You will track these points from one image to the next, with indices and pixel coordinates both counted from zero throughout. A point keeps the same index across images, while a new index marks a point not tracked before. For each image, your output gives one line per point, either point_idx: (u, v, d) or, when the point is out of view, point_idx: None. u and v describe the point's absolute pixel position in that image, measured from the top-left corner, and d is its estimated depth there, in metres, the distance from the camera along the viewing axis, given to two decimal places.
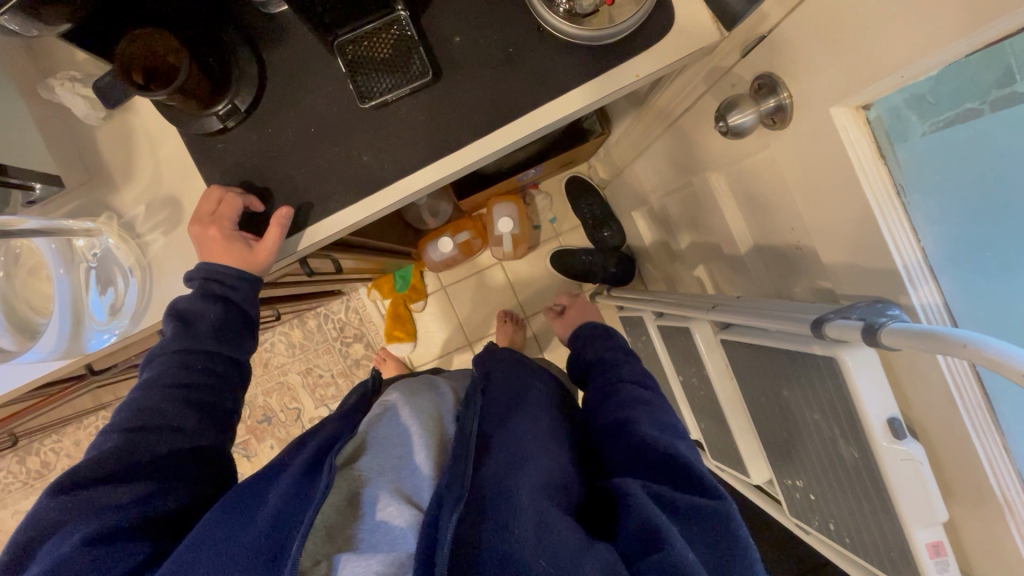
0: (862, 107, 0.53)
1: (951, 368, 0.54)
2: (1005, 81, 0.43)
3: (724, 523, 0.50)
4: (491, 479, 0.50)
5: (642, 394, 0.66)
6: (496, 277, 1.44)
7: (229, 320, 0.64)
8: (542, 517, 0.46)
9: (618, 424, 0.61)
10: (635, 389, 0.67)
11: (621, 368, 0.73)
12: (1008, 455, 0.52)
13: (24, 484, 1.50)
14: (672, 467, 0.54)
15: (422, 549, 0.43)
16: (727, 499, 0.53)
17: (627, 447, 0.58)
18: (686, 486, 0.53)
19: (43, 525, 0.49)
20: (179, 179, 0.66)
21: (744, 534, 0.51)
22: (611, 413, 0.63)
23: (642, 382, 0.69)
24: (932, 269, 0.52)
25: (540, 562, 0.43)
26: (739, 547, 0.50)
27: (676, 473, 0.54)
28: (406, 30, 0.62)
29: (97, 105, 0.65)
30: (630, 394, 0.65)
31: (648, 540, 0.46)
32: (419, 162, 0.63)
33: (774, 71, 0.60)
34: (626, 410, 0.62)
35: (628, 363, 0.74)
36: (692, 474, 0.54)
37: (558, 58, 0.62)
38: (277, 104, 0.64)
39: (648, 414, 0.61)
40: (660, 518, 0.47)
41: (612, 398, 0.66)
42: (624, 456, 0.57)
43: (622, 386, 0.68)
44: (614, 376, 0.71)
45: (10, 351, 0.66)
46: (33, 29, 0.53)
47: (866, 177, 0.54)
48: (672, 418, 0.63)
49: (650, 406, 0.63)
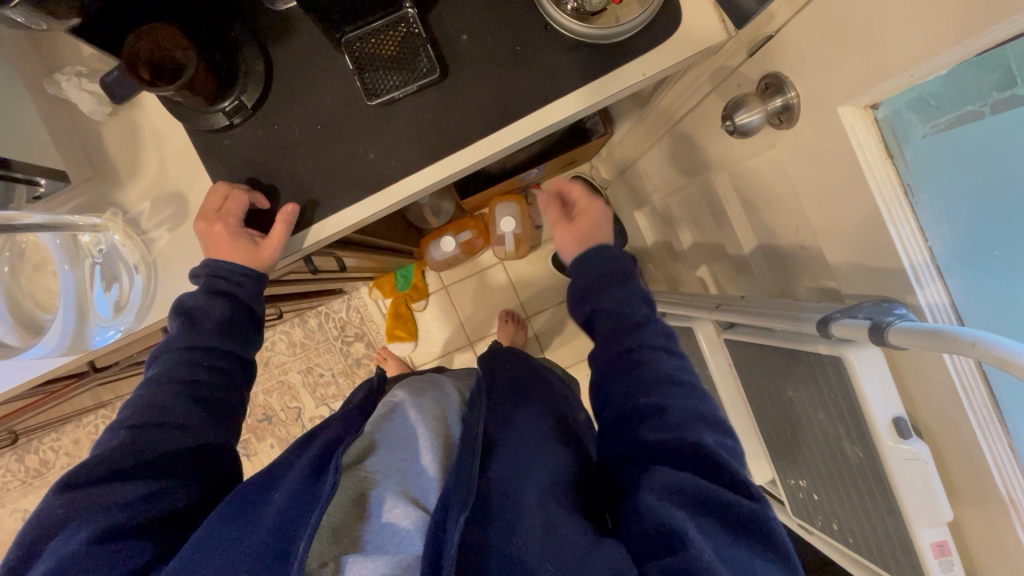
0: (870, 107, 0.53)
1: (957, 366, 0.54)
2: (1005, 84, 0.44)
3: (747, 519, 0.48)
4: (499, 488, 0.49)
5: (680, 371, 0.58)
6: (497, 277, 1.44)
7: (234, 316, 0.63)
8: (547, 522, 0.46)
9: (647, 411, 0.55)
10: (672, 362, 0.59)
11: (646, 337, 0.60)
12: (1014, 455, 0.52)
13: (22, 482, 1.49)
14: (702, 460, 0.51)
15: (430, 552, 0.43)
16: (760, 499, 0.50)
17: (653, 437, 0.53)
18: (714, 476, 0.51)
19: (50, 522, 0.49)
20: (184, 175, 0.66)
21: (778, 532, 0.49)
22: (639, 396, 0.56)
23: (675, 355, 0.60)
24: (939, 269, 0.53)
25: (547, 565, 0.43)
26: (770, 545, 0.48)
27: (705, 468, 0.51)
28: (413, 28, 0.61)
29: (104, 100, 0.65)
30: (664, 370, 0.57)
31: (667, 541, 0.45)
32: (426, 160, 0.63)
33: (782, 71, 0.61)
34: (659, 395, 0.56)
35: (654, 328, 0.61)
36: (723, 467, 0.50)
37: (564, 57, 0.62)
38: (283, 101, 0.64)
39: (679, 398, 0.56)
40: (678, 518, 0.46)
41: (640, 369, 0.58)
42: (649, 448, 0.53)
43: (658, 357, 0.59)
44: (639, 346, 0.59)
45: (14, 347, 0.66)
46: (42, 23, 0.53)
47: (874, 176, 0.54)
48: (706, 398, 0.57)
49: (682, 389, 0.57)
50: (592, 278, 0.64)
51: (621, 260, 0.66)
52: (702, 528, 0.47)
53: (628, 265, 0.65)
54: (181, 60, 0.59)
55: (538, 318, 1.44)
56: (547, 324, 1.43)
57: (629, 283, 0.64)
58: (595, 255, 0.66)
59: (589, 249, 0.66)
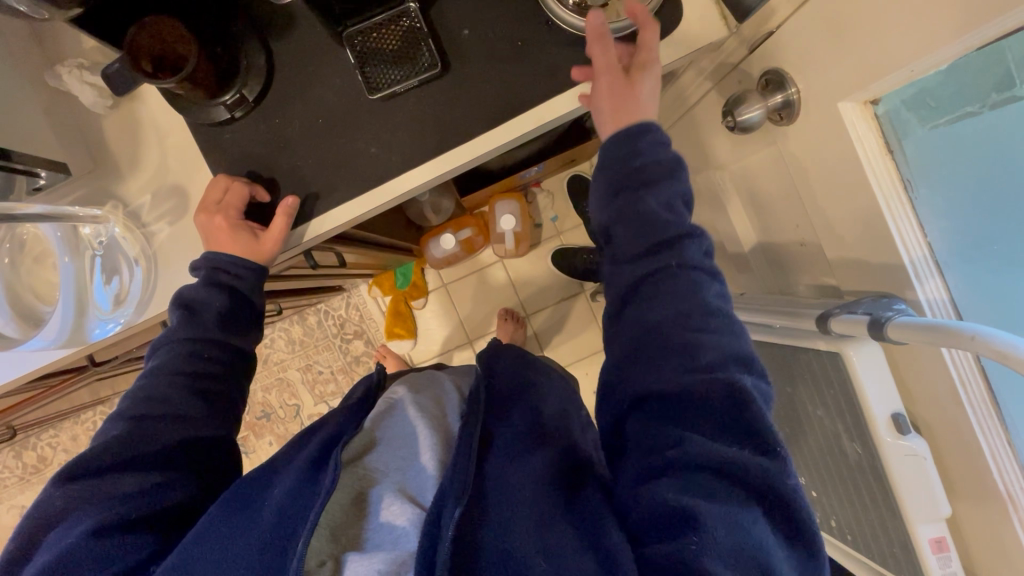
0: (870, 102, 0.54)
1: (956, 361, 0.54)
2: (1004, 84, 0.45)
3: (774, 482, 0.43)
4: (493, 483, 0.49)
5: (720, 300, 0.50)
6: (497, 275, 1.44)
7: (234, 309, 0.63)
8: (544, 516, 0.46)
9: (675, 349, 0.48)
10: (713, 288, 0.51)
11: (689, 252, 0.51)
12: (1010, 448, 0.53)
13: (20, 478, 1.49)
14: (731, 412, 0.45)
15: (424, 546, 0.44)
16: (784, 459, 0.45)
17: (677, 379, 0.47)
18: (739, 433, 0.45)
19: (49, 513, 0.49)
20: (185, 168, 0.66)
21: (799, 498, 0.44)
22: (668, 331, 0.49)
23: (716, 279, 0.52)
24: (938, 264, 0.54)
25: (538, 560, 0.43)
26: (790, 511, 0.43)
27: (729, 423, 0.45)
28: (415, 22, 0.62)
29: (106, 92, 0.65)
30: (705, 300, 0.49)
31: (681, 520, 0.42)
32: (427, 154, 0.63)
33: (782, 67, 0.62)
34: (693, 333, 0.48)
35: (698, 244, 0.52)
36: (753, 421, 0.45)
37: (566, 51, 0.61)
38: (285, 94, 0.64)
39: (715, 334, 0.48)
40: (691, 496, 0.43)
41: (676, 293, 0.49)
42: (670, 396, 0.47)
43: (700, 283, 0.50)
44: (679, 265, 0.50)
45: (13, 339, 0.66)
46: (42, 12, 0.52)
47: (874, 171, 0.55)
48: (744, 334, 0.50)
49: (716, 323, 0.49)
50: (628, 169, 0.54)
51: (668, 151, 0.55)
52: (717, 497, 0.43)
53: (677, 155, 0.55)
54: (183, 53, 0.59)
55: (538, 317, 1.44)
56: (546, 322, 1.43)
57: (675, 178, 0.54)
58: (635, 137, 0.55)
59: (633, 125, 0.55)
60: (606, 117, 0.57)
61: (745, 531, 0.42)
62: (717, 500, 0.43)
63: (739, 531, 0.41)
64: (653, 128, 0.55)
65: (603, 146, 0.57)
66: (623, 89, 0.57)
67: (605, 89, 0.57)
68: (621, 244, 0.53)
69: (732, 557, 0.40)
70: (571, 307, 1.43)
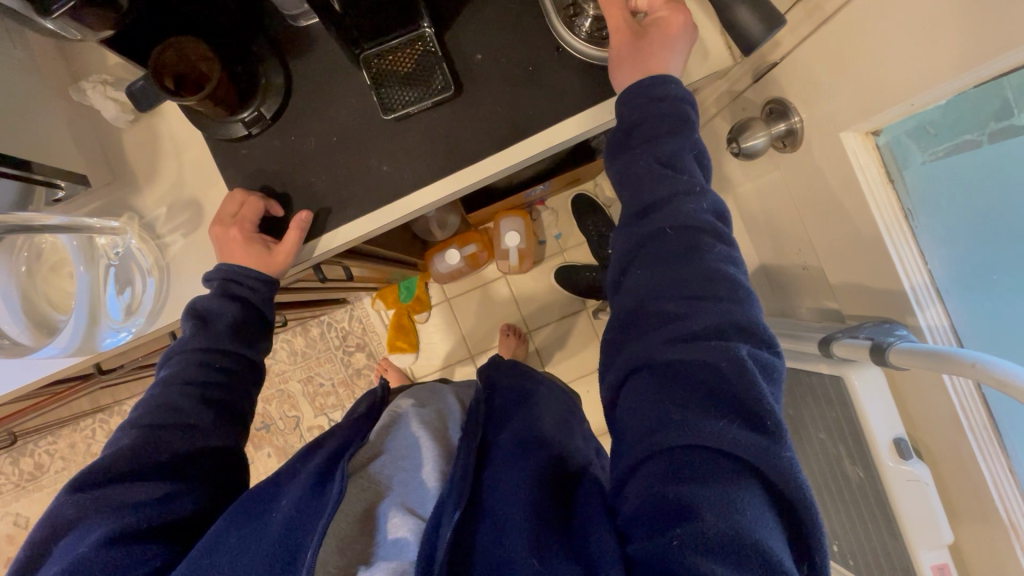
0: (871, 133, 0.58)
1: (957, 389, 0.56)
2: (1002, 113, 0.47)
3: (768, 464, 0.41)
4: (490, 490, 0.49)
5: (726, 264, 0.48)
6: (500, 290, 1.45)
7: (245, 318, 0.64)
8: (542, 522, 0.45)
9: (668, 317, 0.47)
10: (716, 250, 0.48)
11: (687, 212, 0.49)
12: (1012, 475, 0.54)
13: (15, 486, 1.48)
14: (729, 386, 0.43)
15: (422, 556, 0.43)
16: (780, 435, 0.42)
17: (670, 349, 0.46)
18: (727, 406, 0.43)
19: (60, 521, 0.50)
20: (202, 183, 0.68)
21: (799, 477, 0.41)
22: (664, 299, 0.48)
23: (724, 242, 0.49)
24: (939, 292, 0.57)
25: (531, 562, 0.41)
26: (787, 494, 0.41)
27: (723, 396, 0.43)
28: (429, 47, 0.63)
29: (127, 108, 0.67)
30: (704, 266, 0.47)
31: (672, 511, 0.41)
32: (437, 172, 0.65)
33: (786, 98, 0.66)
34: (688, 300, 0.47)
35: (699, 202, 0.50)
36: (748, 397, 0.43)
37: (577, 77, 0.63)
38: (303, 114, 0.66)
39: (717, 301, 0.46)
40: (682, 487, 0.41)
41: (675, 258, 0.48)
42: (662, 367, 0.46)
43: (700, 246, 0.48)
44: (674, 228, 0.49)
45: (27, 346, 0.67)
46: (74, 31, 0.54)
47: (875, 199, 0.58)
48: (753, 303, 0.47)
49: (714, 294, 0.46)
50: (632, 126, 0.54)
51: (680, 104, 0.53)
52: (706, 480, 0.41)
53: (690, 115, 0.53)
54: (205, 71, 0.61)
55: (539, 333, 1.44)
56: (547, 339, 1.44)
57: (683, 133, 0.52)
58: (642, 91, 0.54)
59: (652, 77, 0.54)
60: (624, 68, 0.56)
61: (736, 514, 0.39)
62: (707, 483, 0.41)
63: (729, 515, 0.39)
64: (670, 81, 0.54)
65: (620, 101, 0.56)
66: (648, 45, 0.55)
67: (625, 53, 0.56)
68: (627, 203, 0.53)
69: (721, 549, 0.39)
70: (572, 325, 1.43)
